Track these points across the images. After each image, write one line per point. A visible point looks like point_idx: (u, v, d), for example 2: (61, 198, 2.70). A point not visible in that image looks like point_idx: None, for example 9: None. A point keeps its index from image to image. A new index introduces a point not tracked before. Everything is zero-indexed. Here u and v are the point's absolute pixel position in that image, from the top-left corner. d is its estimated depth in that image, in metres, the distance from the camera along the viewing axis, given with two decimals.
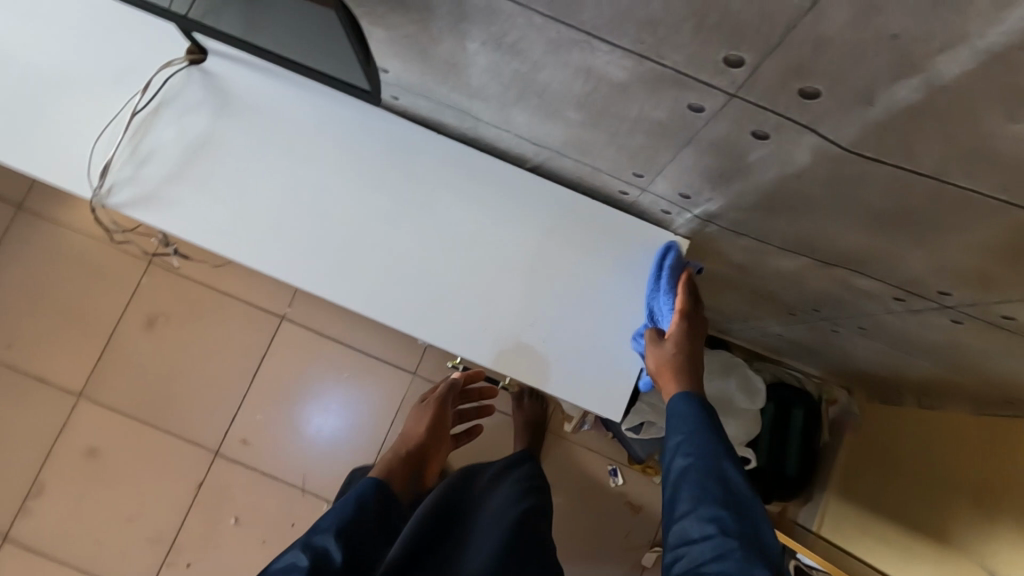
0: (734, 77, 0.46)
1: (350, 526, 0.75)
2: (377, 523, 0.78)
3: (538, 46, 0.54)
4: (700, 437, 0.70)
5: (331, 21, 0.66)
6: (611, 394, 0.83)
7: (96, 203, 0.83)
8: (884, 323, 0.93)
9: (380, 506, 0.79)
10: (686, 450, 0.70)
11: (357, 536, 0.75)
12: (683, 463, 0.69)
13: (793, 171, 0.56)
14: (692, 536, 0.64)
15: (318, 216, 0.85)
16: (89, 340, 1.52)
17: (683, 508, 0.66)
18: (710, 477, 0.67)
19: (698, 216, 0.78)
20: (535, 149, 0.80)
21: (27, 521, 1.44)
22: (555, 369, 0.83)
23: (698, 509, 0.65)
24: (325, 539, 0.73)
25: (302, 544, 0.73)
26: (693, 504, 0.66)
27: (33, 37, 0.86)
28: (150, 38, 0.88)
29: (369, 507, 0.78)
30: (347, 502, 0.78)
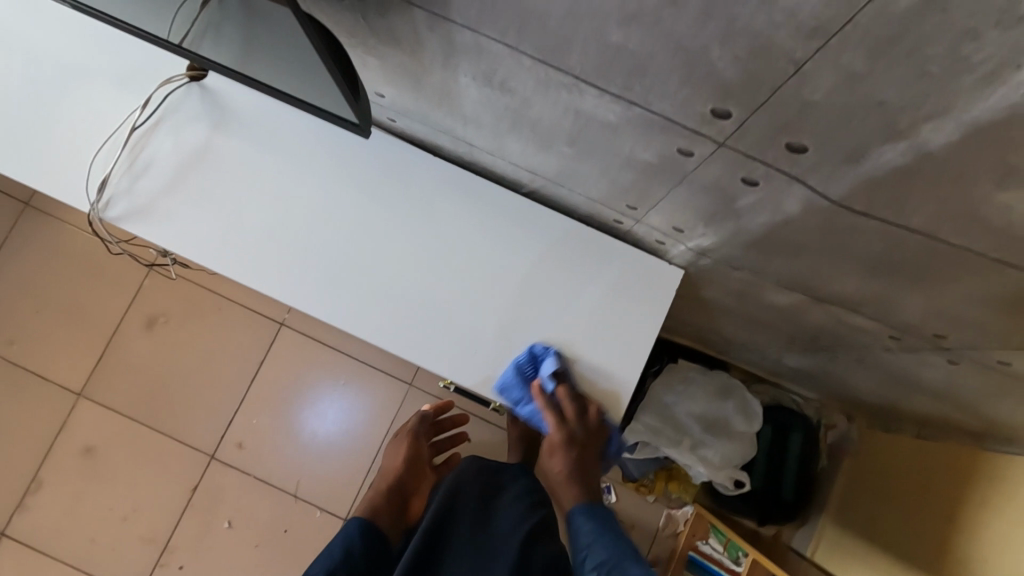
0: (722, 128, 0.46)
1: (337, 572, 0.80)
2: (363, 568, 0.84)
3: (528, 84, 0.54)
4: (596, 549, 0.76)
5: (308, 55, 0.61)
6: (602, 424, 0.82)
7: (93, 214, 0.84)
8: (880, 357, 0.92)
9: (366, 548, 0.85)
10: (593, 555, 0.76)
11: None
12: (591, 574, 0.75)
13: (784, 217, 0.56)
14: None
15: (313, 233, 0.85)
16: (91, 340, 1.53)
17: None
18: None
19: (691, 248, 0.78)
20: (530, 176, 0.80)
21: (24, 517, 1.46)
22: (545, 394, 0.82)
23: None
24: None
25: None
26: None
27: (40, 46, 0.87)
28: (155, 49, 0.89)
29: (355, 554, 0.83)
30: (336, 546, 0.84)
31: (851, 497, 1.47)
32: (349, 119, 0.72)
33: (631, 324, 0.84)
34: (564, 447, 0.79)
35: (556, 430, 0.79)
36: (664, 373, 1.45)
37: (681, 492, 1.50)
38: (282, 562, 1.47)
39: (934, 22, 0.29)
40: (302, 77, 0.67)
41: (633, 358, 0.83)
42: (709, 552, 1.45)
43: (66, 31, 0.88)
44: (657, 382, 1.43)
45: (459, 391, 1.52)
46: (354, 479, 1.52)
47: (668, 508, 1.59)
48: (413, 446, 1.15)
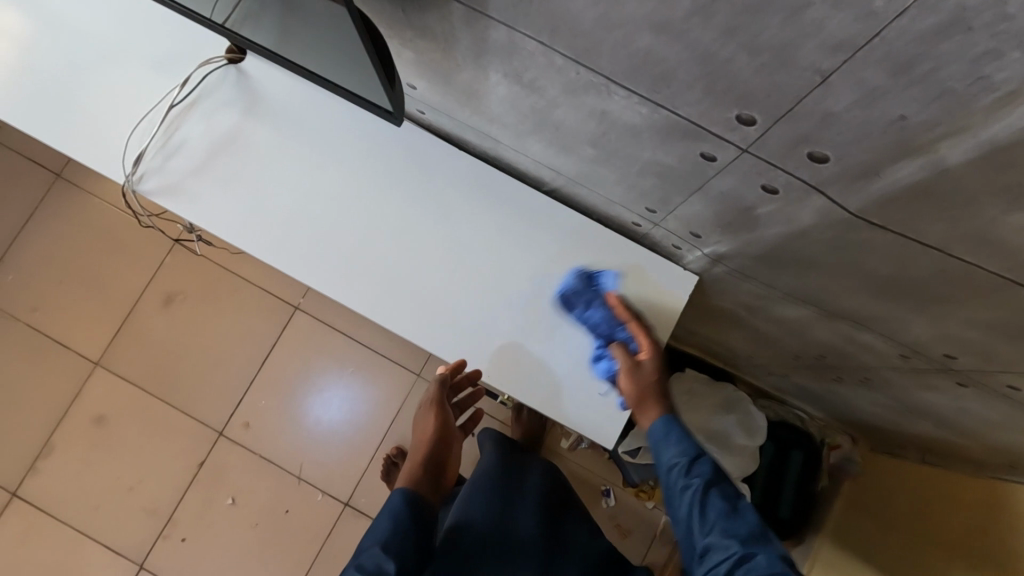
0: (745, 135, 0.47)
1: (393, 539, 0.79)
2: (419, 530, 0.82)
3: (556, 85, 0.56)
4: (700, 460, 0.69)
5: (351, 46, 0.63)
6: (606, 416, 0.84)
7: (126, 187, 0.87)
8: (888, 378, 0.92)
9: (413, 518, 0.82)
10: (683, 473, 0.68)
11: (399, 546, 0.79)
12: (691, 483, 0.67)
13: (799, 229, 0.57)
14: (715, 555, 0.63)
15: (336, 219, 0.87)
16: (110, 313, 1.57)
17: (698, 530, 0.65)
18: (717, 497, 0.66)
19: (706, 254, 0.78)
20: (552, 175, 0.81)
21: (35, 480, 1.50)
22: (564, 388, 0.84)
23: (714, 527, 0.64)
24: (370, 553, 0.77)
25: (354, 566, 0.77)
26: (712, 524, 0.64)
27: (89, 26, 0.91)
28: (191, 33, 0.91)
29: (404, 519, 0.81)
30: (384, 522, 0.82)
31: (853, 517, 1.46)
32: (383, 107, 0.73)
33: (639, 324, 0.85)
34: (654, 349, 0.79)
35: (642, 332, 0.80)
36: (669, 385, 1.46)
37: None
38: (281, 542, 1.50)
39: (957, 40, 0.30)
40: (342, 65, 0.70)
41: None
42: None
43: (112, 11, 0.91)
44: None
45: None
46: (357, 464, 1.54)
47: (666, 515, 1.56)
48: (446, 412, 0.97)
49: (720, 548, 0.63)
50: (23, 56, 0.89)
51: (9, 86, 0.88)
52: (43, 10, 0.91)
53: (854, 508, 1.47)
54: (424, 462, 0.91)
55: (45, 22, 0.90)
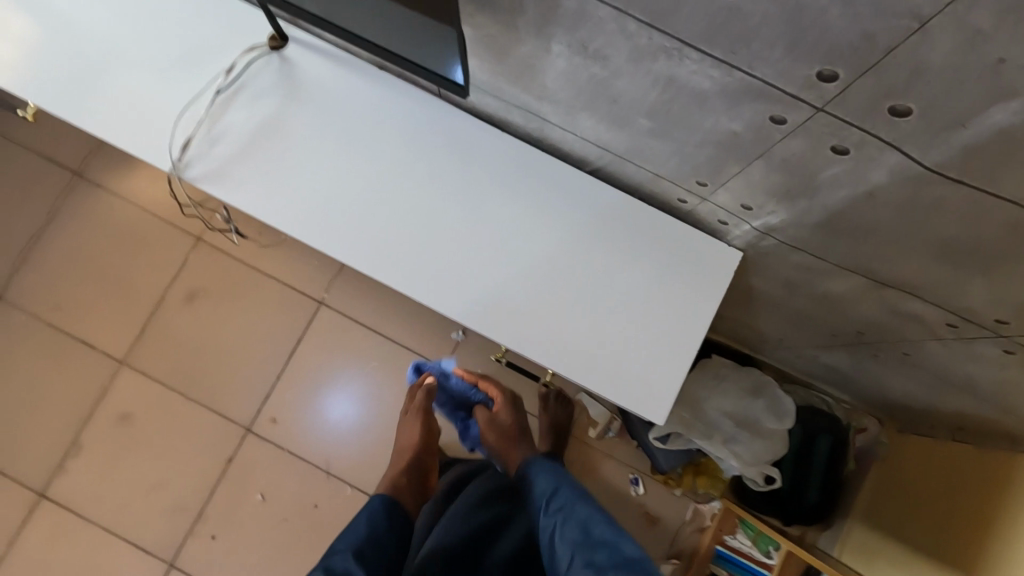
0: (824, 92, 0.48)
1: (365, 546, 0.87)
2: (390, 537, 0.91)
3: (623, 53, 0.56)
4: (559, 500, 0.93)
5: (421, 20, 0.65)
6: (656, 394, 0.84)
7: (171, 174, 0.87)
8: (930, 351, 0.92)
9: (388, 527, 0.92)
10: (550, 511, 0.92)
11: (369, 554, 0.86)
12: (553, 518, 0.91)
13: (866, 190, 0.57)
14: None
15: (382, 203, 0.87)
16: (134, 311, 1.56)
17: (563, 562, 0.85)
18: (574, 527, 0.88)
19: (756, 228, 0.78)
20: (598, 153, 0.81)
21: (63, 480, 1.49)
22: (612, 366, 0.84)
23: (575, 557, 0.84)
24: (343, 556, 0.85)
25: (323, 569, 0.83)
26: (572, 551, 0.85)
27: (95, 25, 0.91)
28: (223, 21, 0.92)
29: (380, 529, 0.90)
30: (360, 527, 0.91)
31: (883, 501, 1.45)
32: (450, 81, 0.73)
33: (682, 301, 0.86)
34: None
35: None
36: (699, 369, 1.47)
37: (709, 487, 1.51)
38: (309, 537, 1.49)
39: None
40: (394, 27, 0.70)
41: (688, 336, 0.85)
42: (736, 547, 1.42)
43: (115, 13, 0.91)
44: (692, 376, 1.47)
45: (509, 366, 1.57)
46: (384, 457, 1.54)
47: (695, 502, 1.57)
48: (430, 420, 1.16)
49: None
50: (31, 64, 0.89)
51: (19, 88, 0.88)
52: (47, 15, 0.91)
53: (883, 489, 1.47)
54: (408, 466, 1.08)
55: (51, 27, 0.91)
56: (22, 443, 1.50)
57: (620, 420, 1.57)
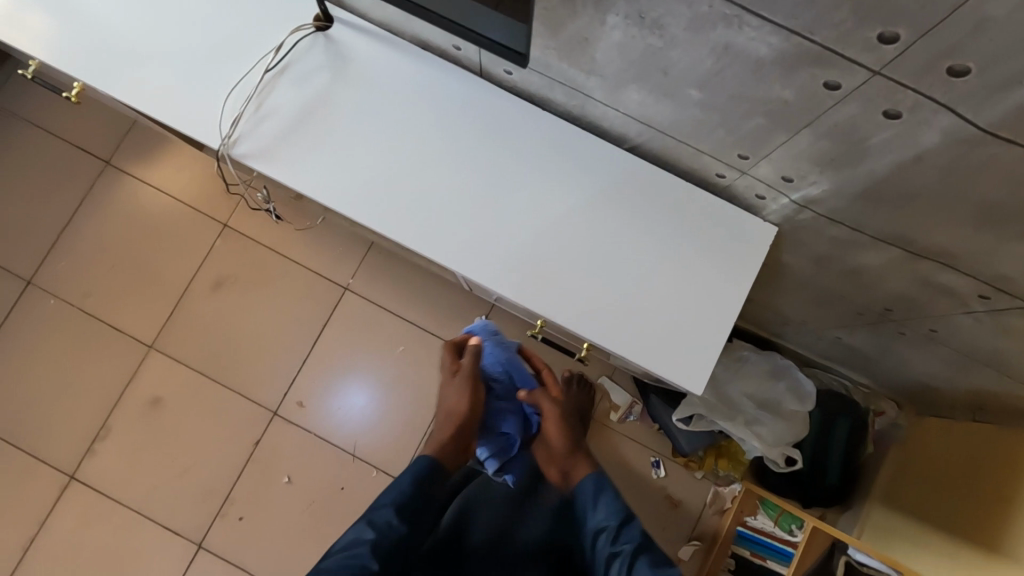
0: (884, 55, 0.51)
1: (404, 505, 0.95)
2: (427, 499, 0.98)
3: (681, 22, 0.59)
4: (628, 529, 0.95)
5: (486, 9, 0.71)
6: (692, 365, 0.86)
7: (222, 150, 0.89)
8: (959, 326, 0.94)
9: (425, 490, 0.98)
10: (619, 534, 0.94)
11: (408, 514, 0.94)
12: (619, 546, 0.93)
13: (915, 154, 0.60)
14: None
15: (426, 178, 0.90)
16: (162, 296, 1.59)
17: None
18: (642, 560, 0.90)
19: (794, 201, 0.81)
20: (639, 129, 0.84)
21: (93, 462, 1.51)
22: (651, 334, 0.87)
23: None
24: (384, 511, 0.93)
25: (367, 519, 0.92)
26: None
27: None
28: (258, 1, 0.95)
29: (417, 491, 0.97)
30: (402, 485, 0.97)
31: (903, 483, 1.47)
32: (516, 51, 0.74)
33: (718, 274, 0.88)
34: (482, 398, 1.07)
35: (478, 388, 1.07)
36: (720, 355, 1.51)
37: (730, 469, 1.55)
38: (337, 519, 1.52)
39: None
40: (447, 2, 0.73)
41: (726, 305, 0.88)
42: (757, 527, 1.42)
43: None
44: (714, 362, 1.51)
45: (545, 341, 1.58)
46: (409, 440, 1.56)
47: (715, 485, 1.59)
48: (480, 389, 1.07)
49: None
50: (75, 43, 0.92)
51: (63, 59, 0.91)
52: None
53: (901, 471, 1.50)
54: (455, 435, 1.04)
55: (71, 20, 0.93)
56: (52, 426, 1.52)
57: (641, 404, 1.59)
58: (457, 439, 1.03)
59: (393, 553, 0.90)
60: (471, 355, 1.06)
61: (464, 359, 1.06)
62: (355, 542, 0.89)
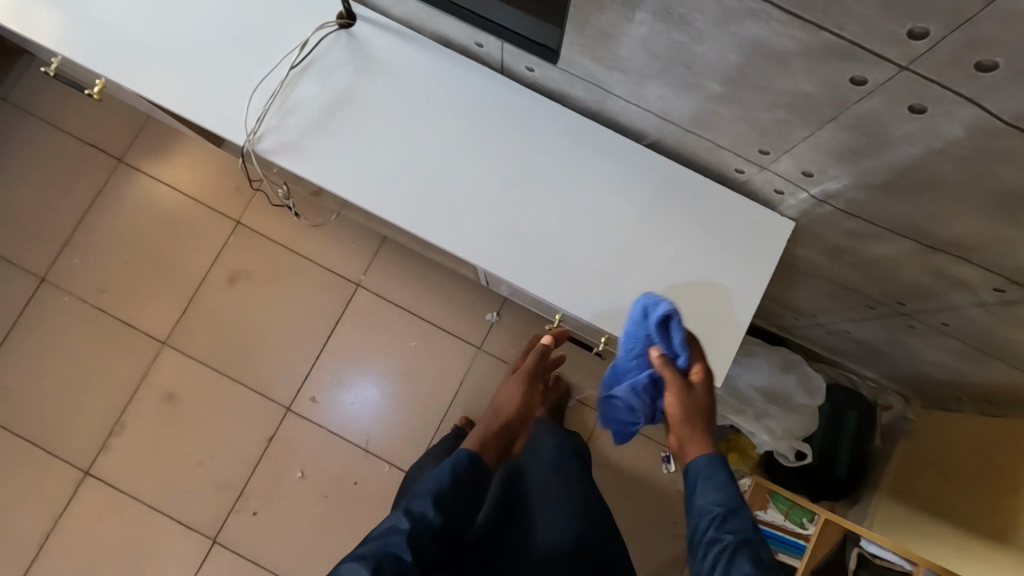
0: (911, 50, 0.52)
1: (444, 495, 0.86)
2: (470, 491, 0.88)
3: (709, 18, 0.60)
4: (735, 519, 0.69)
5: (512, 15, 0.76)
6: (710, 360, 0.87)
7: (246, 146, 0.91)
8: (973, 319, 0.96)
9: (470, 479, 0.88)
10: (720, 521, 0.70)
11: (449, 503, 0.86)
12: (714, 538, 0.69)
13: (938, 147, 0.61)
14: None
15: (448, 172, 0.91)
16: (176, 293, 1.59)
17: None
18: (745, 558, 0.66)
19: (813, 195, 0.82)
20: (659, 124, 0.86)
21: (108, 457, 1.52)
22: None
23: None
24: (422, 501, 0.85)
25: (404, 507, 0.85)
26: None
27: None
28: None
29: (461, 481, 0.88)
30: (442, 474, 0.88)
31: (910, 476, 1.48)
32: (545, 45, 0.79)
33: (737, 268, 0.90)
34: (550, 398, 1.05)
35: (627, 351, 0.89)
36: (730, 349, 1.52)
37: (739, 463, 1.56)
38: (350, 514, 1.53)
39: None
40: None
41: (744, 299, 0.89)
42: (768, 520, 1.41)
43: None
44: None
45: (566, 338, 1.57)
46: (421, 435, 1.57)
47: None
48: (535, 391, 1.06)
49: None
50: (100, 39, 0.93)
51: (88, 55, 0.92)
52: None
53: (909, 464, 1.51)
54: (501, 429, 0.97)
55: (86, 18, 0.94)
56: (67, 422, 1.53)
57: None
58: (499, 432, 0.97)
59: (429, 546, 0.83)
60: (537, 353, 1.09)
61: (530, 356, 1.09)
62: (391, 533, 0.83)
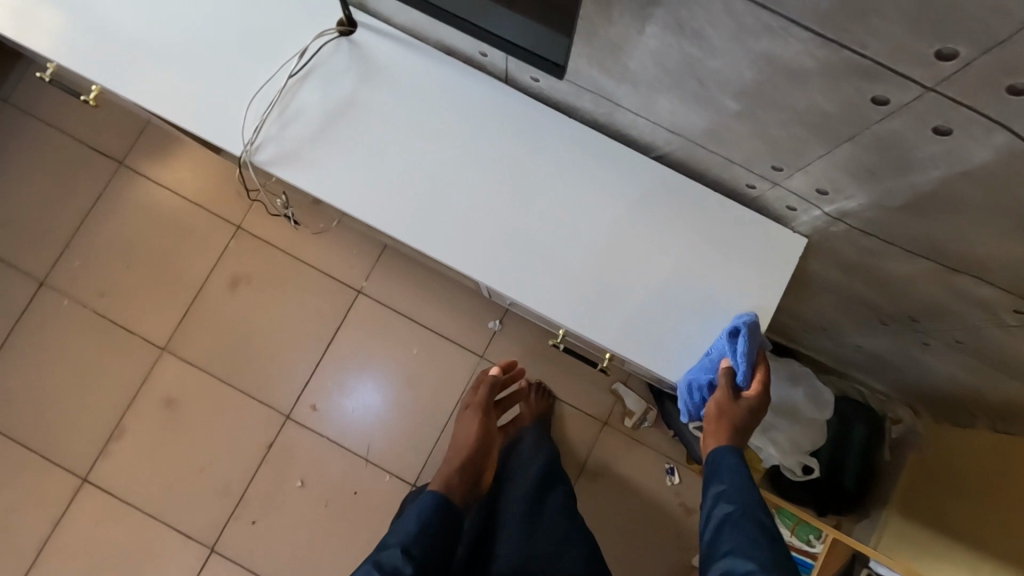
0: (938, 71, 0.49)
1: (413, 544, 0.91)
2: (439, 535, 0.94)
3: (723, 33, 0.57)
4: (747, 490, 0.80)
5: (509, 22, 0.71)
6: None
7: (244, 156, 0.89)
8: (991, 339, 0.92)
9: (439, 523, 0.95)
10: (728, 491, 0.80)
11: (417, 553, 0.91)
12: (724, 508, 0.79)
13: (963, 169, 0.58)
14: (734, 568, 0.73)
15: (450, 185, 0.88)
16: (176, 297, 1.58)
17: (723, 544, 0.76)
18: (749, 522, 0.77)
19: (827, 213, 0.80)
20: (668, 138, 0.83)
21: (106, 464, 1.51)
22: (676, 348, 0.86)
23: (738, 548, 0.75)
24: (393, 552, 0.90)
25: (374, 561, 0.89)
26: (737, 539, 0.76)
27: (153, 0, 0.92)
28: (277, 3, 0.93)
29: (430, 528, 0.94)
30: (411, 524, 0.94)
31: (920, 492, 1.45)
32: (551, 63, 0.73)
33: (747, 285, 0.87)
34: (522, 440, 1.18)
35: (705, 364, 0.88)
36: None
37: None
38: (350, 523, 1.51)
39: None
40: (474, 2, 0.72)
41: (754, 318, 0.86)
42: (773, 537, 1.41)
43: None
44: None
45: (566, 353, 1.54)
46: (422, 444, 1.55)
47: None
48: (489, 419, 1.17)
49: (741, 564, 0.73)
50: (94, 45, 0.91)
51: (83, 62, 0.90)
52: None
53: (919, 480, 1.48)
54: (462, 464, 1.08)
55: (84, 20, 0.91)
56: (66, 427, 1.52)
57: (655, 410, 1.56)
58: (462, 468, 1.07)
59: None
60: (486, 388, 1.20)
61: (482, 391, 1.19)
62: None
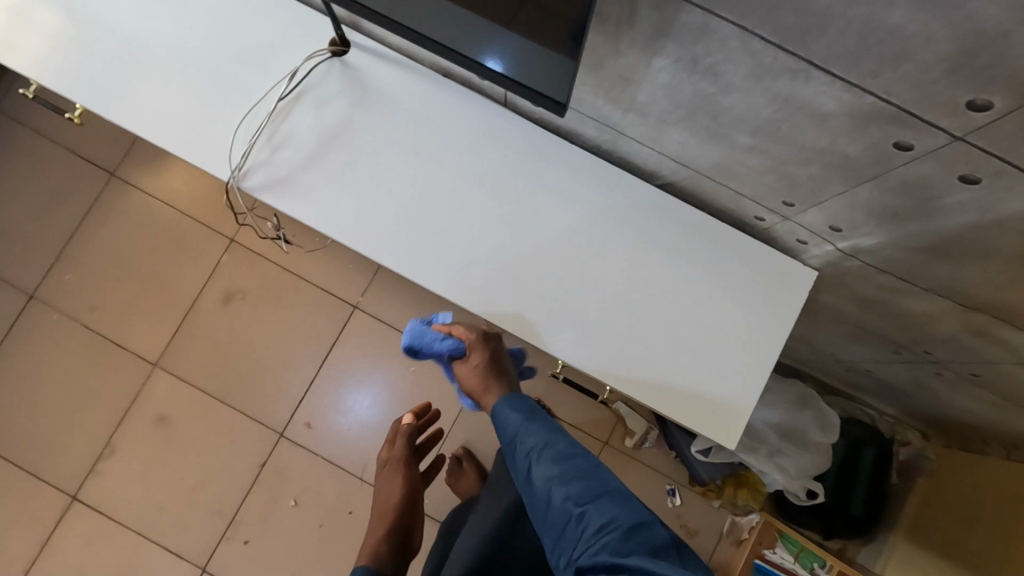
0: (971, 121, 0.47)
1: None
2: None
3: (739, 70, 0.55)
4: (533, 429, 0.75)
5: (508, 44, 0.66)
6: (708, 407, 0.82)
7: (232, 182, 0.85)
8: (1007, 374, 0.89)
9: None
10: (521, 443, 0.74)
11: None
12: (524, 459, 0.74)
13: (991, 218, 0.56)
14: (559, 521, 0.69)
15: (446, 214, 0.85)
16: (169, 312, 1.54)
17: (540, 498, 0.71)
18: (549, 460, 0.72)
19: (840, 249, 0.77)
20: (675, 168, 0.80)
21: (97, 481, 1.47)
22: (679, 385, 0.82)
23: (551, 493, 0.70)
24: None
25: None
26: (547, 486, 0.71)
27: (137, 15, 0.88)
28: (268, 21, 0.89)
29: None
30: None
31: (927, 516, 1.43)
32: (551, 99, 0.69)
33: (753, 320, 0.84)
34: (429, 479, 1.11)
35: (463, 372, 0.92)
36: None
37: (749, 500, 1.48)
38: (345, 544, 1.48)
39: None
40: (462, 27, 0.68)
41: (764, 353, 0.83)
42: (777, 562, 1.39)
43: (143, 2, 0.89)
44: None
45: (566, 381, 1.53)
46: None
47: (733, 514, 1.53)
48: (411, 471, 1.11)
49: (562, 513, 0.68)
50: (73, 61, 0.87)
51: (62, 80, 0.86)
52: (85, 12, 0.88)
53: (925, 505, 1.45)
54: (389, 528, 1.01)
55: (64, 32, 0.87)
56: (56, 444, 1.48)
57: (657, 430, 1.53)
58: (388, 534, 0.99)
59: None
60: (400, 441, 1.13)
61: (394, 447, 1.13)
62: None
